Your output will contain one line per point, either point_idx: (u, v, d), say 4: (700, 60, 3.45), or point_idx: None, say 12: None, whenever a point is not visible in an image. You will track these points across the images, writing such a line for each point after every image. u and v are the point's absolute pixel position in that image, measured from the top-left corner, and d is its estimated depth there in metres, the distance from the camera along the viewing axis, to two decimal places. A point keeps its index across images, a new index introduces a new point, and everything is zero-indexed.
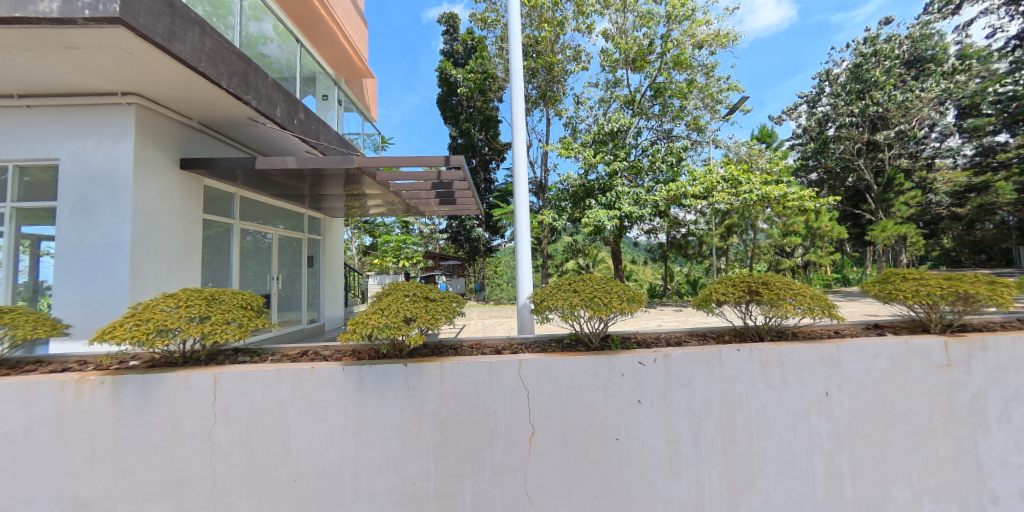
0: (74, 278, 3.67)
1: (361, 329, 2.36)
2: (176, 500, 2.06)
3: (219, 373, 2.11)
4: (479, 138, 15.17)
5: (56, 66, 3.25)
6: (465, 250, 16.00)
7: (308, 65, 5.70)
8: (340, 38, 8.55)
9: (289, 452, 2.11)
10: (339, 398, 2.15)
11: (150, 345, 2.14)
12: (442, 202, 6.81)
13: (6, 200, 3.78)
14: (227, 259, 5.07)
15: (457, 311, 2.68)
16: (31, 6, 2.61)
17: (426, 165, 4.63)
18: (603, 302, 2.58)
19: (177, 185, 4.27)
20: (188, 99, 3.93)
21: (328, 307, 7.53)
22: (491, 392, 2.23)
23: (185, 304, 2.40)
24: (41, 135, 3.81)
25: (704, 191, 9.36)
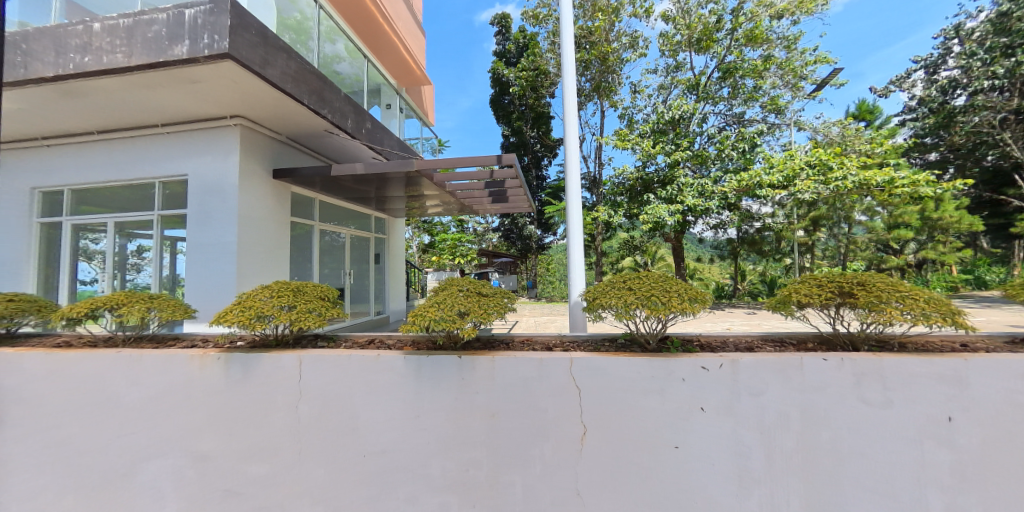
0: (194, 273, 4.38)
1: (419, 321, 2.56)
2: (268, 463, 2.39)
3: (302, 355, 2.43)
4: (531, 135, 15.17)
5: (179, 97, 3.90)
6: (517, 247, 16.16)
7: (373, 77, 6.14)
8: (399, 48, 9.08)
9: (357, 430, 2.36)
10: (399, 385, 2.36)
11: (249, 329, 2.49)
12: (494, 200, 7.03)
13: (155, 209, 4.67)
14: (309, 256, 5.67)
15: (509, 306, 2.78)
16: (168, 52, 3.21)
17: (479, 165, 4.80)
18: (661, 302, 2.51)
19: (271, 193, 4.89)
20: (277, 117, 4.48)
21: (392, 300, 8.10)
22: (542, 388, 2.30)
23: (278, 293, 2.78)
24: (169, 153, 4.60)
25: (784, 182, 8.56)
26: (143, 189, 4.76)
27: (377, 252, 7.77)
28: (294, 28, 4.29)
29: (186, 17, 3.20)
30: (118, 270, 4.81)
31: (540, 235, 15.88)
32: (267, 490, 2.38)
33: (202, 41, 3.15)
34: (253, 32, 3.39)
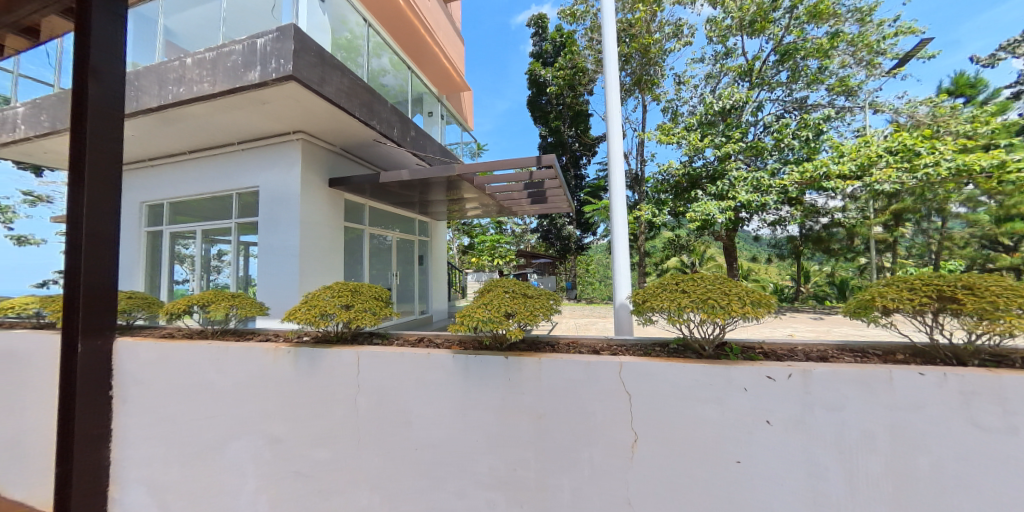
0: (263, 275, 4.83)
1: (468, 321, 2.65)
2: (331, 449, 2.54)
3: (360, 351, 2.57)
4: (569, 134, 15.04)
5: (252, 118, 4.35)
6: (555, 248, 16.05)
7: (417, 87, 6.41)
8: (441, 58, 9.45)
9: (410, 423, 2.47)
10: (448, 383, 2.42)
11: (313, 325, 2.71)
12: (533, 201, 7.04)
13: (233, 218, 5.22)
14: (360, 258, 6.03)
15: (556, 308, 2.78)
16: (244, 78, 3.60)
17: (517, 166, 4.86)
18: (720, 305, 2.38)
19: (328, 200, 5.27)
20: (333, 130, 4.83)
21: (435, 300, 8.38)
22: (591, 391, 2.21)
23: (338, 293, 3.00)
24: (244, 168, 5.14)
25: (856, 172, 7.79)
26: (223, 200, 5.36)
27: (421, 254, 8.10)
28: (346, 46, 4.60)
29: (258, 46, 3.60)
30: (203, 270, 5.44)
31: (580, 235, 15.67)
32: (330, 473, 2.53)
33: (270, 66, 3.51)
34: (313, 54, 3.70)
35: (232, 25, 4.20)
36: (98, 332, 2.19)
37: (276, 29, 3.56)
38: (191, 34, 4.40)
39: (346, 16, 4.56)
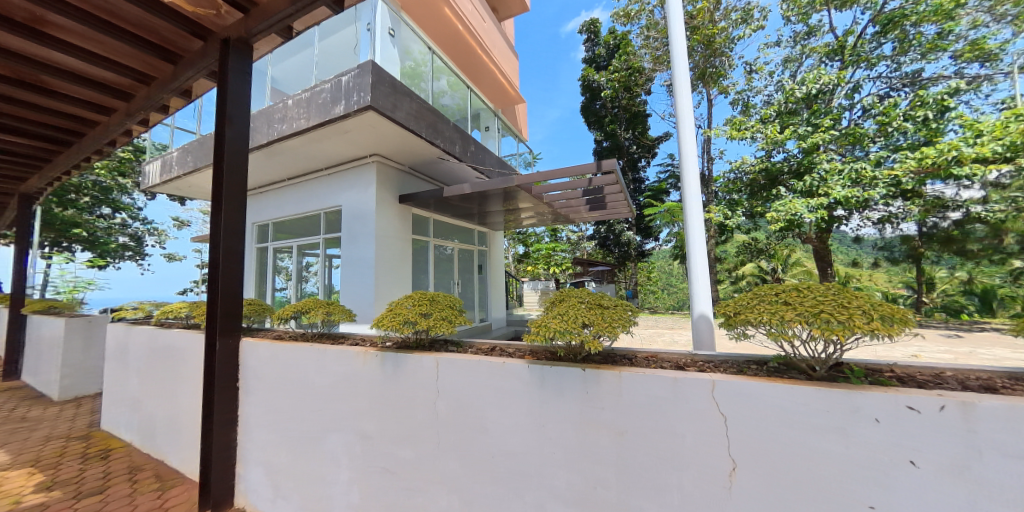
0: (348, 284, 5.34)
1: (543, 332, 2.14)
2: (415, 448, 2.22)
3: (439, 358, 2.18)
4: (626, 137, 14.58)
5: (337, 145, 4.89)
6: (614, 255, 15.56)
7: (475, 103, 6.68)
8: (496, 74, 9.82)
9: (487, 431, 2.02)
10: (524, 395, 1.93)
11: (399, 332, 2.81)
12: (591, 208, 6.91)
13: (321, 233, 5.85)
14: (426, 268, 6.39)
15: (635, 320, 2.25)
16: (332, 110, 4.09)
17: (574, 173, 4.88)
18: (837, 320, 1.61)
19: (398, 214, 5.67)
20: (404, 151, 5.25)
21: (494, 308, 8.54)
22: (680, 408, 1.63)
23: (417, 302, 3.09)
24: (329, 191, 5.76)
25: (1006, 153, 6.73)
26: (313, 219, 6.04)
27: (480, 263, 8.37)
28: (412, 73, 4.97)
29: (344, 83, 4.06)
30: (298, 279, 6.17)
31: (641, 241, 15.01)
32: (417, 475, 2.21)
33: (353, 99, 3.95)
34: (387, 85, 4.10)
35: (323, 67, 4.78)
36: (229, 333, 2.83)
37: (357, 66, 4.01)
38: (290, 78, 5.09)
39: (410, 45, 4.94)
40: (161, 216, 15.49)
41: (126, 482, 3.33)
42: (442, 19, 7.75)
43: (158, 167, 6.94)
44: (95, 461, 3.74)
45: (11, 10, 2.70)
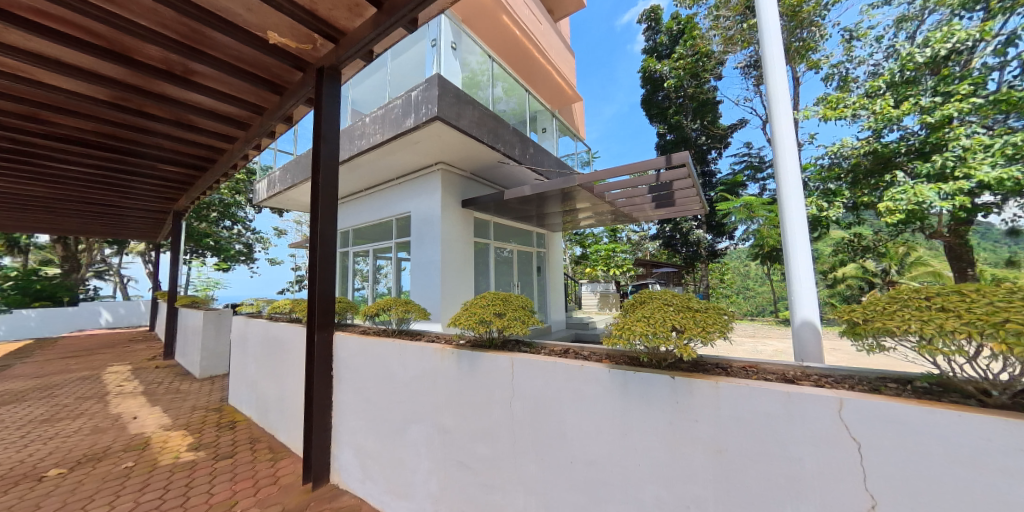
0: (417, 285, 5.68)
1: (626, 335, 1.86)
2: (492, 446, 2.25)
3: (514, 357, 2.18)
4: (693, 128, 13.74)
5: (407, 156, 5.22)
6: (681, 255, 14.71)
7: (534, 106, 6.73)
8: (553, 74, 9.79)
9: (564, 436, 1.96)
10: (604, 402, 1.83)
11: (475, 332, 2.59)
12: (658, 206, 6.60)
13: (392, 237, 6.30)
14: (486, 270, 6.55)
15: (732, 324, 1.86)
16: (404, 123, 4.40)
17: (639, 169, 4.69)
18: (1017, 330, 1.26)
19: (461, 218, 5.88)
20: (466, 157, 5.43)
21: (553, 311, 8.49)
22: (798, 431, 1.40)
23: (492, 300, 2.84)
24: (399, 198, 6.19)
25: None
26: (385, 225, 6.52)
27: (539, 265, 8.38)
28: (471, 83, 5.13)
29: (413, 98, 4.34)
30: (373, 280, 6.67)
31: (712, 239, 13.98)
32: (494, 472, 2.24)
33: (422, 112, 4.22)
34: (452, 95, 4.30)
35: (394, 85, 5.16)
36: (325, 327, 3.18)
37: (425, 81, 4.25)
38: (367, 100, 5.58)
39: (470, 56, 5.12)
40: (266, 226, 17.88)
41: (250, 449, 3.96)
42: (499, 26, 7.94)
43: (265, 185, 8.04)
44: (227, 429, 4.51)
45: (170, 64, 3.32)
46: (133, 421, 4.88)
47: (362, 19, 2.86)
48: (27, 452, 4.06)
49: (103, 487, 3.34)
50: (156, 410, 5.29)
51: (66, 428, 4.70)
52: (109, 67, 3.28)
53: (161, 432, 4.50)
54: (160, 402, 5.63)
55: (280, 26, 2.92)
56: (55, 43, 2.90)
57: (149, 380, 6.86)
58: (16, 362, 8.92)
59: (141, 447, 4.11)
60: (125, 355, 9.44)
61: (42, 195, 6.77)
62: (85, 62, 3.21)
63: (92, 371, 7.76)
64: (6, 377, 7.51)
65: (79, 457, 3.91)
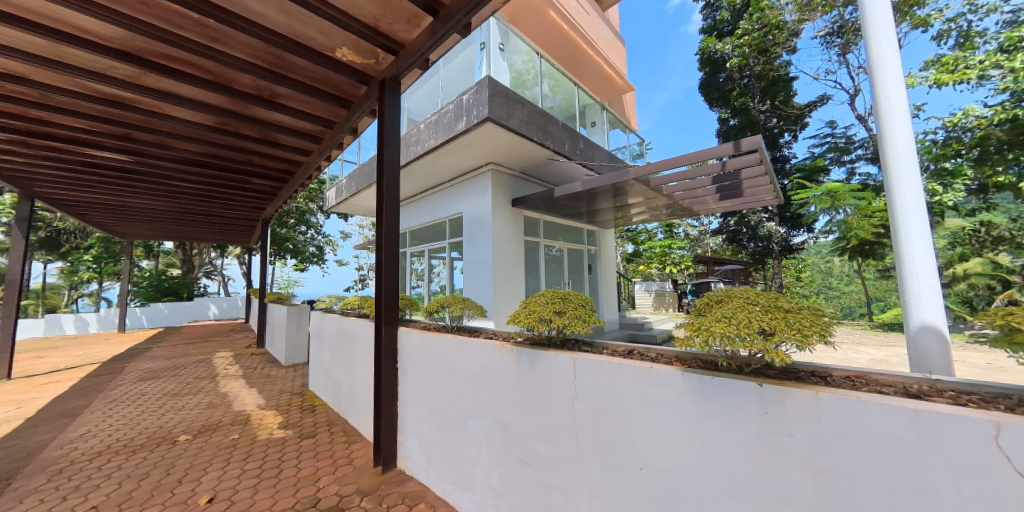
0: (471, 283, 5.82)
1: (704, 337, 1.73)
2: (554, 445, 2.24)
3: (576, 356, 2.14)
4: (761, 111, 12.71)
5: (460, 158, 5.37)
6: (748, 250, 13.66)
7: (583, 100, 6.57)
8: (603, 65, 9.50)
9: (632, 440, 1.89)
10: (678, 407, 1.72)
11: (535, 330, 2.58)
12: (722, 198, 6.14)
13: (446, 237, 6.52)
14: (537, 269, 6.55)
15: (836, 324, 1.60)
16: (457, 126, 4.51)
17: (703, 158, 4.37)
18: None
19: (511, 217, 5.92)
20: (516, 156, 5.45)
21: (605, 309, 8.29)
22: (930, 457, 1.20)
23: (551, 299, 2.79)
24: (452, 199, 6.38)
25: None
26: (439, 226, 6.77)
27: (590, 263, 8.21)
28: (519, 82, 5.13)
29: (464, 101, 4.45)
30: (428, 279, 6.96)
31: (786, 233, 12.77)
32: (557, 472, 2.23)
33: (473, 115, 4.31)
34: (502, 96, 4.34)
35: (446, 90, 5.32)
36: (391, 322, 3.39)
37: (475, 84, 4.33)
38: (420, 108, 5.82)
39: (516, 55, 5.13)
40: (334, 230, 19.39)
41: (328, 431, 4.34)
42: (546, 22, 7.91)
43: (333, 192, 8.73)
44: (309, 411, 4.97)
45: (260, 90, 3.74)
46: (236, 399, 5.60)
47: (420, 29, 2.97)
48: (161, 420, 4.85)
49: (217, 454, 3.88)
50: (252, 391, 5.99)
51: (188, 402, 5.52)
52: (212, 95, 3.77)
53: (258, 410, 5.10)
54: (255, 383, 6.38)
55: (347, 43, 3.14)
56: (171, 79, 3.40)
57: (246, 364, 7.79)
58: (149, 346, 10.66)
59: (243, 422, 4.70)
60: (227, 342, 10.83)
61: (166, 209, 8.00)
62: (194, 93, 3.73)
63: (204, 355, 9.02)
64: (144, 357, 9.01)
65: (199, 427, 4.58)
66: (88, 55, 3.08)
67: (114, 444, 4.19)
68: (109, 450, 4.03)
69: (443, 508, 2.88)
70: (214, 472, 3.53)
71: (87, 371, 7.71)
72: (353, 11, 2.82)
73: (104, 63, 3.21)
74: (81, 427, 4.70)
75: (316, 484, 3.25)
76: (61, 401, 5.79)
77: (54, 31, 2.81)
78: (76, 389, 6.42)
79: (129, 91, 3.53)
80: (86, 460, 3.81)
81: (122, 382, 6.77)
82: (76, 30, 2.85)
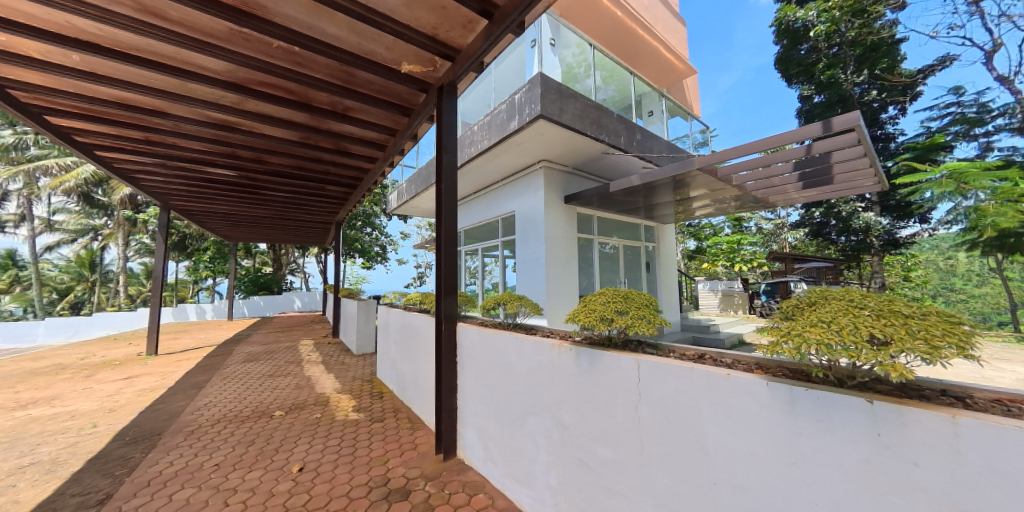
0: (524, 281, 5.80)
1: (799, 344, 1.50)
2: (616, 449, 2.13)
3: (640, 359, 2.00)
4: (854, 83, 11.11)
5: (513, 157, 5.37)
6: (839, 245, 12.16)
7: (639, 89, 6.23)
8: (661, 50, 8.94)
9: (707, 453, 1.72)
10: (763, 420, 1.54)
11: (595, 330, 2.47)
12: (806, 186, 5.49)
13: (499, 236, 6.58)
14: (591, 267, 6.36)
15: (980, 334, 1.29)
16: (510, 124, 4.51)
17: (782, 143, 3.93)
18: None
19: (563, 215, 5.80)
20: (569, 152, 5.32)
21: (666, 309, 7.84)
22: None
23: (612, 298, 2.66)
24: (504, 198, 6.41)
25: None
26: (492, 225, 6.84)
27: (648, 260, 7.81)
28: (569, 77, 4.99)
29: (517, 100, 4.44)
30: (482, 276, 7.09)
31: (888, 225, 11.12)
32: (619, 477, 2.11)
33: (525, 113, 4.28)
34: (554, 91, 4.25)
35: (499, 91, 5.35)
36: (450, 318, 3.48)
37: (527, 82, 4.29)
38: (474, 111, 5.91)
39: (567, 49, 5.01)
40: (394, 231, 20.53)
41: (394, 417, 4.58)
42: (600, 10, 7.65)
43: (395, 195, 9.23)
44: (377, 397, 5.29)
45: (334, 105, 4.04)
46: (318, 382, 6.15)
47: (475, 33, 2.99)
48: (261, 396, 5.50)
49: (304, 429, 4.29)
50: (331, 375, 6.53)
51: (281, 382, 6.19)
52: (297, 115, 4.16)
53: (336, 393, 5.54)
54: (333, 369, 6.96)
55: (409, 55, 3.27)
56: (263, 101, 3.80)
57: (325, 352, 8.54)
58: (250, 333, 12.16)
59: (324, 403, 5.14)
60: (309, 332, 11.97)
61: (261, 214, 9.02)
62: (283, 113, 4.15)
63: (291, 342, 10.07)
64: (246, 342, 10.30)
65: (290, 404, 5.10)
66: (204, 88, 3.58)
67: (228, 413, 4.84)
68: (225, 418, 4.67)
69: (501, 501, 2.88)
70: (303, 445, 3.91)
71: (206, 351, 9.00)
72: (414, 23, 2.92)
73: (216, 93, 3.70)
74: (205, 397, 5.51)
75: (386, 465, 3.44)
76: (191, 374, 6.84)
77: (179, 69, 3.30)
78: (200, 365, 7.52)
79: (234, 116, 4.03)
80: (210, 425, 4.45)
81: (232, 362, 7.82)
82: (196, 68, 3.32)
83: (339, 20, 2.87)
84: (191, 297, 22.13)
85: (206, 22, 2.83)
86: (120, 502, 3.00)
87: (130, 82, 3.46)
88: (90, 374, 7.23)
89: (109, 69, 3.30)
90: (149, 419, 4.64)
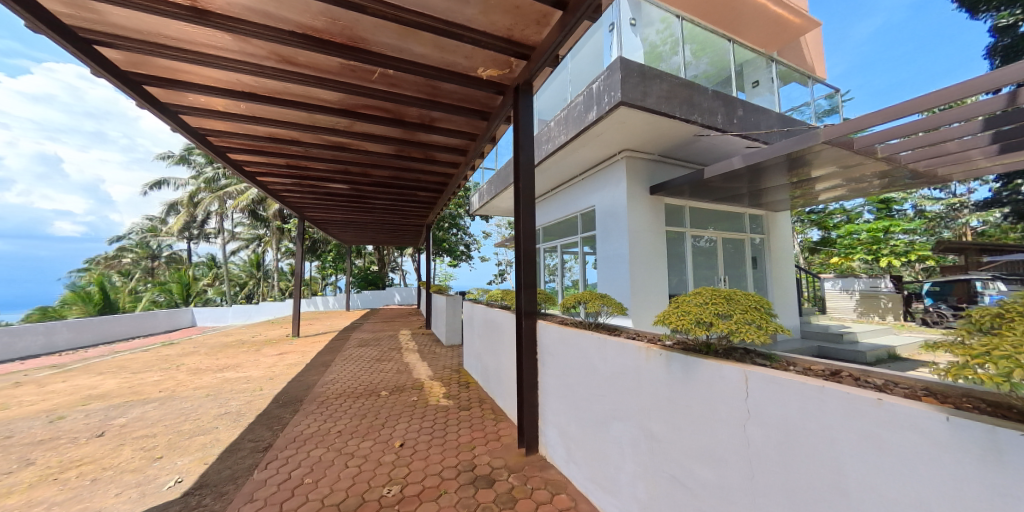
0: (606, 278, 5.51)
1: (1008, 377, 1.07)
2: (718, 472, 1.83)
3: (749, 371, 1.68)
4: None
5: (593, 150, 5.10)
6: None
7: (740, 57, 5.39)
8: (769, 6, 7.57)
9: (848, 497, 1.36)
10: (940, 466, 1.16)
11: (690, 335, 2.17)
12: (1000, 150, 4.16)
13: (578, 232, 6.36)
14: (682, 263, 5.77)
15: None
16: (587, 116, 4.28)
17: (963, 97, 3.03)
18: None
19: (649, 208, 5.35)
20: (655, 139, 4.87)
21: (780, 311, 6.73)
22: None
23: (711, 300, 2.32)
24: (584, 193, 6.17)
25: None
26: (572, 221, 6.65)
27: (755, 255, 6.79)
28: (654, 56, 4.54)
29: (595, 90, 4.20)
30: (562, 273, 6.97)
31: None
32: (721, 504, 1.82)
33: (604, 102, 4.02)
34: (637, 74, 3.91)
35: (576, 82, 5.14)
36: (530, 315, 3.46)
37: (606, 68, 4.02)
38: (551, 107, 5.77)
39: (650, 27, 4.57)
40: (477, 231, 21.47)
41: (480, 407, 4.75)
42: None
43: (477, 197, 9.58)
44: (464, 387, 5.56)
45: (423, 118, 4.29)
46: (414, 368, 6.73)
47: (549, 27, 2.87)
48: (371, 377, 6.21)
49: (404, 410, 4.71)
50: (425, 363, 7.09)
51: (386, 366, 6.92)
52: (391, 130, 4.53)
53: (429, 380, 5.98)
54: (427, 357, 7.56)
55: (486, 61, 3.29)
56: (365, 122, 4.22)
57: (421, 341, 9.33)
58: (363, 321, 13.94)
59: (419, 388, 5.59)
60: (407, 322, 13.21)
61: (368, 220, 10.15)
62: (382, 131, 4.56)
63: (393, 331, 11.24)
64: (360, 330, 11.81)
65: (392, 386, 5.67)
66: (324, 116, 4.10)
67: (348, 389, 5.59)
68: (346, 392, 5.40)
69: (585, 505, 2.75)
70: (403, 424, 4.28)
71: (331, 336, 10.56)
72: (490, 29, 2.92)
73: (332, 120, 4.21)
74: (331, 373, 6.45)
75: (472, 451, 3.57)
76: (321, 354, 8.08)
77: (305, 104, 3.84)
78: (327, 347, 8.84)
79: (346, 137, 4.55)
80: (335, 397, 5.19)
81: (349, 346, 9.02)
82: (317, 100, 3.81)
83: (424, 39, 3.01)
84: (321, 290, 26.28)
85: (323, 61, 3.23)
86: (275, 450, 3.67)
87: (273, 119, 4.13)
88: (259, 348, 9.02)
89: (261, 111, 3.98)
90: (294, 388, 5.58)
